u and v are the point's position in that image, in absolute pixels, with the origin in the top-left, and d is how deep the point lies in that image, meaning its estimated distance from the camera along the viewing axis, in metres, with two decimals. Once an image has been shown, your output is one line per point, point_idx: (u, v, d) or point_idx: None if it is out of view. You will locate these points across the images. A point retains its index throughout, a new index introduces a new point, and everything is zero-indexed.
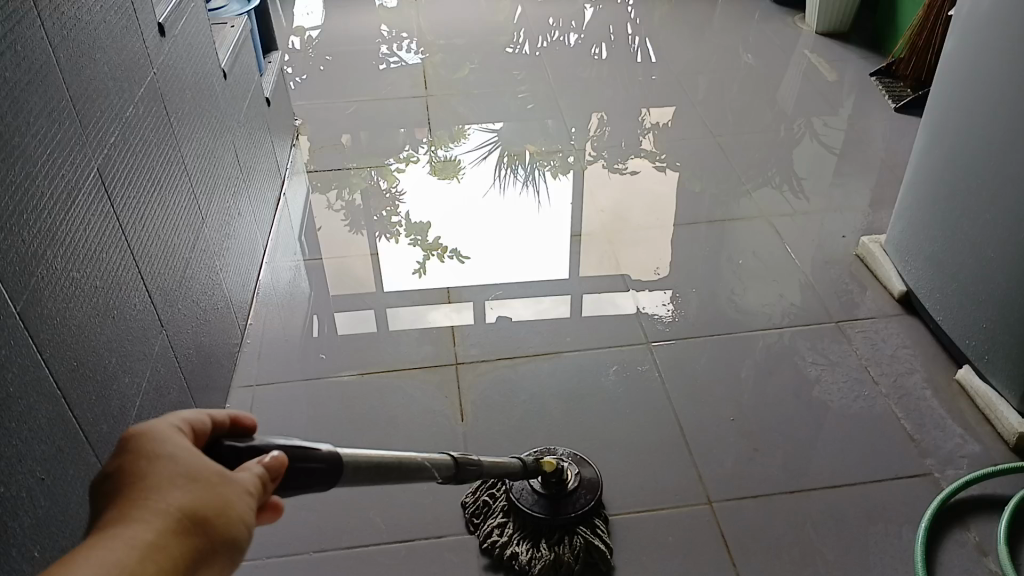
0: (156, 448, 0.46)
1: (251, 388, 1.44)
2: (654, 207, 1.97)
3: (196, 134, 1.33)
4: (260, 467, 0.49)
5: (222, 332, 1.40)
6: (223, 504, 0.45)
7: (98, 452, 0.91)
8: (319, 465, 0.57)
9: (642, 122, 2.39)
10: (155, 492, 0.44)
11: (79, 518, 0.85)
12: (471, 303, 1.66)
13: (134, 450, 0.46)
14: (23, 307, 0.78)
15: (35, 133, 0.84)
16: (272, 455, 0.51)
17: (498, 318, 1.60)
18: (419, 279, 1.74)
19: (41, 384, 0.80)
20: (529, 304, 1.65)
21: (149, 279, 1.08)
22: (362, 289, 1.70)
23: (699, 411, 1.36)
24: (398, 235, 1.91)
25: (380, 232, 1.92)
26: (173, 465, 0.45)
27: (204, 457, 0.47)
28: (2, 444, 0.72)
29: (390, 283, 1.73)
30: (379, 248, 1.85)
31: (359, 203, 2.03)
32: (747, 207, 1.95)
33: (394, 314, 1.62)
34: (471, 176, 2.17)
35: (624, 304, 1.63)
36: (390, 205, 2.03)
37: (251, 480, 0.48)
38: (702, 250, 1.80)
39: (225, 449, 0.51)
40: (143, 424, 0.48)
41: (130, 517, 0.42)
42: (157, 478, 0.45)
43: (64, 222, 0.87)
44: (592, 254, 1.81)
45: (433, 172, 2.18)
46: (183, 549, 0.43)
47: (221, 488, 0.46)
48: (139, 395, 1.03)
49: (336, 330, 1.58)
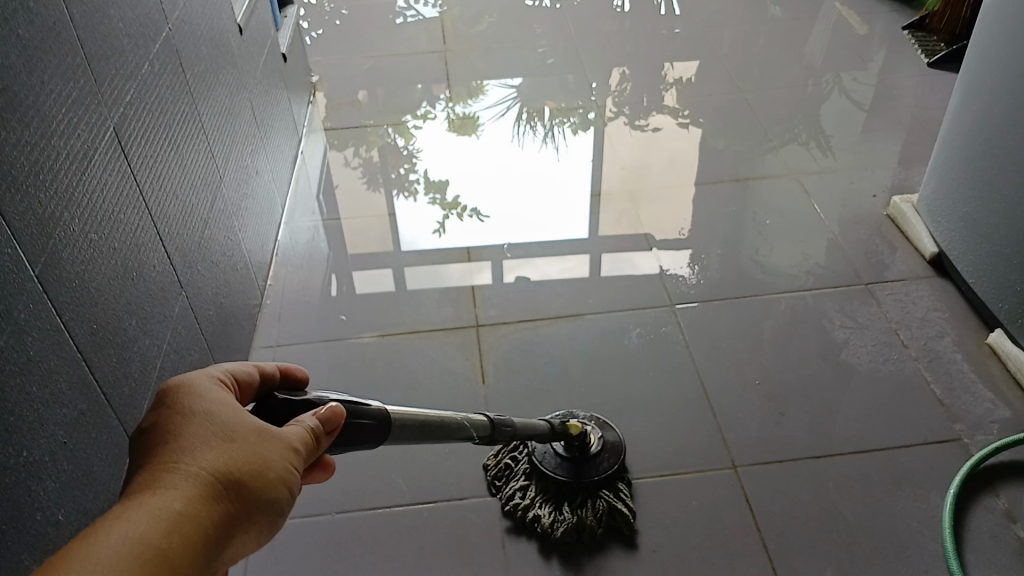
0: (192, 400, 0.47)
1: (273, 348, 1.43)
2: (678, 165, 1.93)
3: (213, 93, 1.31)
4: (314, 420, 0.49)
5: (242, 291, 1.39)
6: (262, 464, 0.45)
7: (123, 416, 0.91)
8: (370, 421, 0.56)
9: (664, 77, 2.34)
10: (186, 455, 0.44)
11: (103, 479, 0.85)
12: (492, 263, 1.64)
13: (170, 408, 0.46)
14: (42, 271, 0.77)
15: (50, 92, 0.81)
16: (329, 408, 0.51)
17: (518, 279, 1.58)
18: (440, 238, 1.72)
19: (62, 349, 0.79)
20: (550, 265, 1.62)
21: (168, 242, 1.07)
22: (381, 250, 1.68)
23: (724, 373, 1.34)
24: (417, 192, 1.88)
25: (398, 189, 1.89)
26: (206, 420, 0.46)
27: (244, 415, 0.47)
28: (23, 408, 0.72)
29: (409, 243, 1.71)
30: (396, 207, 1.82)
31: (376, 161, 2.00)
32: (773, 164, 1.91)
33: (412, 274, 1.61)
34: (489, 132, 2.13)
35: (646, 266, 1.60)
36: (407, 162, 2.00)
37: (292, 438, 0.47)
38: (727, 209, 1.76)
39: (277, 402, 0.51)
40: (184, 380, 0.49)
41: (162, 480, 0.42)
42: (192, 439, 0.45)
43: (81, 183, 0.86)
44: (613, 213, 1.77)
45: (450, 129, 2.15)
46: (215, 512, 0.42)
47: (259, 447, 0.46)
48: (161, 356, 1.02)
49: (354, 290, 1.57)
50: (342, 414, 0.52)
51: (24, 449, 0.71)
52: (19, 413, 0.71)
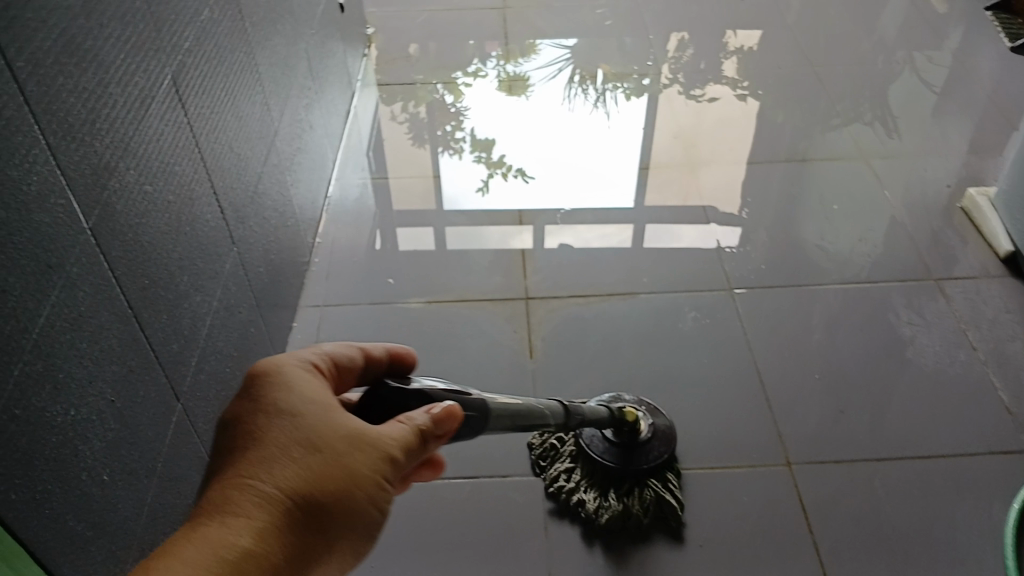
0: (286, 407, 0.57)
1: (320, 307, 1.40)
2: (732, 136, 1.86)
3: (271, 41, 1.27)
4: (422, 419, 0.59)
5: (292, 248, 1.36)
6: (346, 476, 0.55)
7: (172, 374, 0.89)
8: (473, 414, 0.64)
9: (726, 44, 2.25)
10: (274, 465, 0.54)
11: (149, 437, 0.82)
12: (532, 228, 1.60)
13: (269, 416, 0.56)
14: (95, 223, 0.74)
15: (108, 35, 0.77)
16: (441, 409, 0.60)
17: (560, 245, 1.54)
18: (483, 198, 1.68)
19: (114, 304, 0.77)
20: (590, 233, 1.58)
21: (221, 196, 1.04)
22: (424, 207, 1.65)
23: (782, 364, 1.29)
24: (462, 150, 1.84)
25: (444, 146, 1.85)
26: (300, 430, 0.56)
27: (334, 426, 0.57)
28: (72, 364, 0.69)
29: (452, 203, 1.67)
30: (441, 165, 1.78)
31: (424, 117, 1.95)
32: (841, 145, 1.82)
33: (455, 234, 1.58)
34: (540, 93, 2.07)
35: (690, 238, 1.56)
36: (455, 119, 1.95)
37: (389, 441, 0.57)
38: (790, 190, 1.69)
39: (390, 391, 0.61)
40: (292, 377, 0.60)
41: (255, 493, 0.52)
42: (284, 451, 0.55)
43: (137, 134, 0.83)
44: (662, 183, 1.72)
45: (501, 89, 2.09)
46: (292, 526, 0.53)
47: (344, 461, 0.56)
48: (210, 314, 1.00)
49: (397, 247, 1.54)
50: (458, 413, 0.61)
51: (72, 408, 0.69)
52: (68, 370, 0.69)
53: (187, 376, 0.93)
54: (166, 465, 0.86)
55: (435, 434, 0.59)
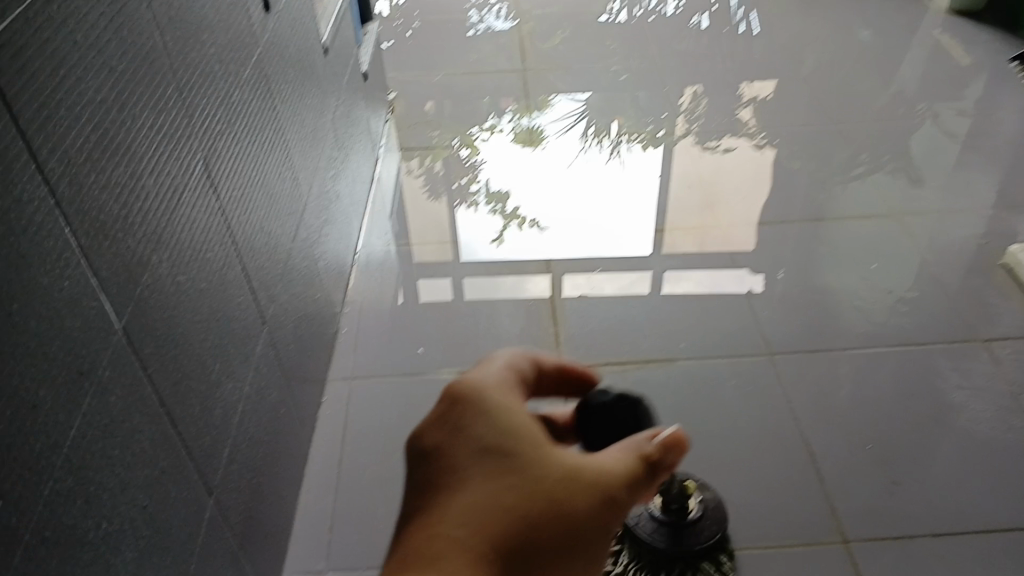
0: (495, 428, 0.63)
1: (348, 381, 1.36)
2: (753, 187, 1.85)
3: (298, 113, 1.25)
4: (651, 447, 0.65)
5: (320, 323, 1.33)
6: (559, 494, 0.60)
7: (204, 468, 0.84)
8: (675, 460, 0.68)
9: (739, 95, 2.25)
10: (488, 483, 0.60)
11: (184, 539, 0.78)
12: (551, 276, 1.61)
13: (480, 437, 0.63)
14: (127, 322, 0.71)
15: (142, 127, 0.76)
16: (666, 436, 0.66)
17: (575, 293, 1.55)
18: (497, 247, 1.69)
19: (145, 403, 0.73)
20: (604, 279, 1.59)
21: (253, 278, 1.02)
22: (441, 258, 1.67)
23: (829, 433, 1.24)
24: (477, 203, 1.85)
25: (459, 200, 1.86)
26: (518, 459, 0.62)
27: (545, 440, 0.64)
28: (103, 473, 0.65)
29: (468, 251, 1.68)
30: (457, 216, 1.80)
31: (438, 170, 1.98)
32: (871, 199, 1.79)
33: (471, 283, 1.59)
34: (554, 144, 2.07)
35: (706, 283, 1.56)
36: (469, 173, 1.96)
37: (611, 470, 0.63)
38: (821, 247, 1.65)
39: (598, 407, 0.72)
40: (491, 393, 0.67)
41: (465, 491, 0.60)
42: (493, 468, 0.61)
43: (170, 224, 0.81)
44: (678, 229, 1.72)
45: (515, 139, 2.10)
46: (511, 539, 0.58)
47: (560, 480, 0.61)
48: (242, 400, 0.96)
49: (417, 298, 1.55)
50: (684, 439, 0.66)
51: (102, 520, 0.65)
52: (98, 479, 0.65)
53: (220, 467, 0.89)
54: (201, 567, 0.81)
55: (665, 461, 0.65)
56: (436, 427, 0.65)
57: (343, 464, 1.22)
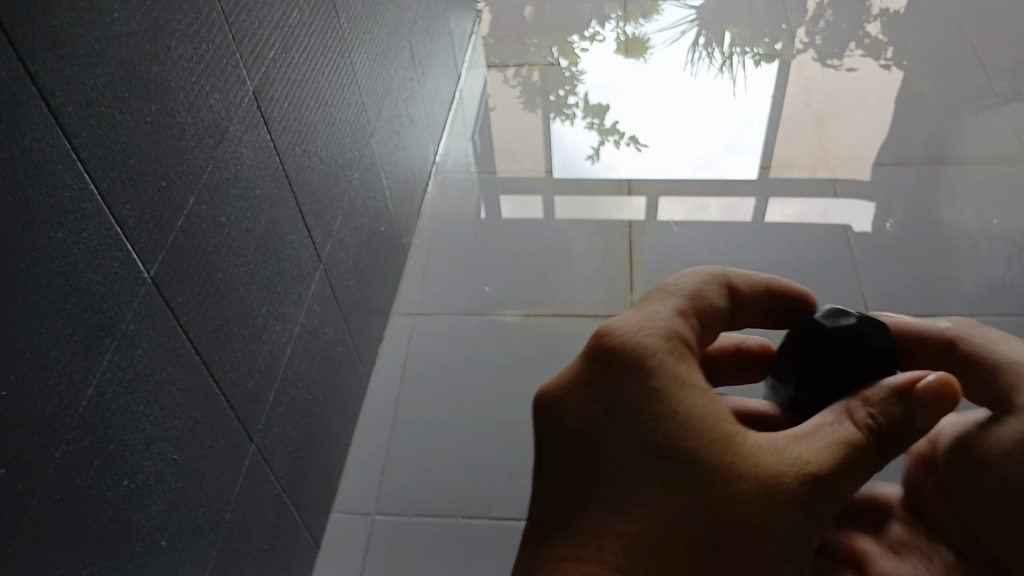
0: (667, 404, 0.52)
1: (411, 316, 1.33)
2: (875, 113, 1.68)
3: (369, 32, 1.18)
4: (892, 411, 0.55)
5: (387, 252, 1.29)
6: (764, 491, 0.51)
7: (245, 413, 0.83)
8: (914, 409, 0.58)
9: (869, 7, 2.01)
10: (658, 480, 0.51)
11: (217, 488, 0.78)
12: (647, 197, 1.53)
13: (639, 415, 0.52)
14: (158, 271, 0.68)
15: (180, 60, 0.70)
16: (926, 387, 0.54)
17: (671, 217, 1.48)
18: (592, 165, 1.62)
19: (177, 355, 0.71)
20: (711, 199, 1.52)
21: (308, 213, 0.98)
22: (533, 173, 1.61)
23: None
24: (574, 116, 1.76)
25: (555, 112, 1.78)
26: (703, 444, 0.51)
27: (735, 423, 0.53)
28: (126, 431, 0.65)
29: (561, 168, 1.62)
30: (553, 129, 1.73)
31: (536, 80, 1.88)
32: (1009, 137, 1.58)
33: (563, 202, 1.53)
34: (660, 56, 1.93)
35: (815, 215, 1.46)
36: (567, 85, 1.86)
37: (831, 447, 0.53)
38: (941, 193, 1.48)
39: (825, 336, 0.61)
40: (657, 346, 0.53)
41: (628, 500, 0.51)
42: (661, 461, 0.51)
43: (212, 164, 0.76)
44: (790, 152, 1.61)
45: (619, 52, 1.96)
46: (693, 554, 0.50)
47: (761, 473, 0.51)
48: (292, 340, 0.94)
49: (501, 213, 1.52)
50: (948, 393, 0.54)
51: (124, 478, 0.65)
52: (121, 438, 0.64)
53: (264, 412, 0.87)
54: (237, 513, 0.82)
55: (904, 425, 0.55)
56: (582, 393, 0.54)
57: (400, 402, 1.20)
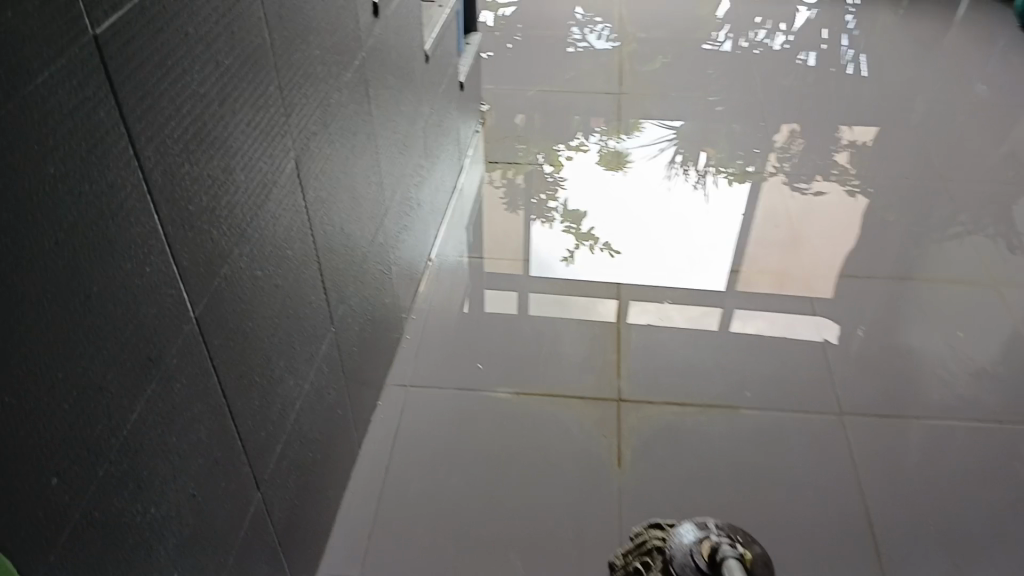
0: None
1: (405, 387, 1.37)
2: (840, 234, 1.80)
3: (391, 119, 1.27)
4: None
5: (386, 326, 1.34)
6: None
7: (255, 461, 0.86)
8: None
9: (840, 137, 2.19)
10: None
11: (225, 531, 0.80)
12: (618, 301, 1.59)
13: None
14: (202, 312, 0.73)
15: (240, 123, 0.77)
16: None
17: (642, 325, 1.52)
18: (567, 267, 1.68)
19: (208, 395, 0.75)
20: (674, 309, 1.57)
21: (327, 279, 1.03)
22: (511, 272, 1.66)
23: (894, 504, 1.19)
24: (553, 219, 1.85)
25: (535, 214, 1.87)
26: None
27: None
28: (159, 460, 0.67)
29: (538, 270, 1.68)
30: (532, 231, 1.81)
31: (520, 185, 1.98)
32: (964, 260, 1.71)
33: (536, 301, 1.58)
34: (639, 169, 2.06)
35: (775, 329, 1.52)
36: (549, 190, 1.97)
37: None
38: (905, 305, 1.59)
39: None
40: None
41: None
42: None
43: (254, 220, 0.82)
44: (758, 268, 1.69)
45: (600, 162, 2.08)
46: None
47: None
48: (302, 397, 0.98)
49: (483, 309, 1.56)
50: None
51: (153, 506, 0.67)
52: (155, 467, 0.67)
53: (270, 464, 0.90)
54: (239, 561, 0.83)
55: None
56: None
57: (390, 471, 1.22)
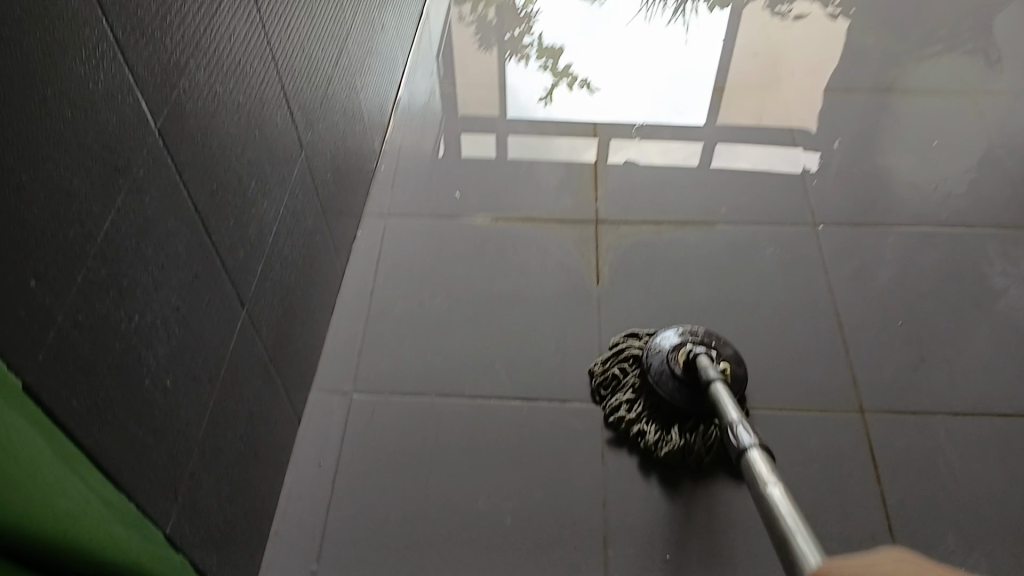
0: None
1: (384, 217, 1.37)
2: (821, 58, 1.75)
3: None
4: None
5: (358, 156, 1.33)
6: None
7: (236, 280, 0.87)
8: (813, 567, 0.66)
9: None
10: None
11: (212, 345, 0.81)
12: (597, 140, 1.55)
13: None
14: (163, 123, 0.71)
15: None
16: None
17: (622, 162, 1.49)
18: (544, 107, 1.63)
19: (180, 210, 0.74)
20: (654, 147, 1.53)
21: (292, 100, 1.00)
22: (486, 114, 1.61)
23: (862, 305, 1.23)
24: (529, 57, 1.78)
25: (510, 52, 1.80)
26: None
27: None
28: (138, 271, 0.68)
29: (514, 109, 1.62)
30: (507, 70, 1.73)
31: (491, 19, 1.89)
32: (942, 73, 1.69)
33: (514, 142, 1.54)
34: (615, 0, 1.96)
35: (759, 160, 1.49)
36: (521, 25, 1.88)
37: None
38: (880, 118, 1.58)
39: None
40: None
41: None
42: None
43: (209, 30, 0.78)
44: (738, 99, 1.65)
45: None
46: None
47: None
48: (277, 221, 0.97)
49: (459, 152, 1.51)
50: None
51: (136, 315, 0.68)
52: (134, 278, 0.67)
53: (252, 284, 0.91)
54: (230, 374, 0.86)
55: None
56: None
57: (373, 297, 1.25)
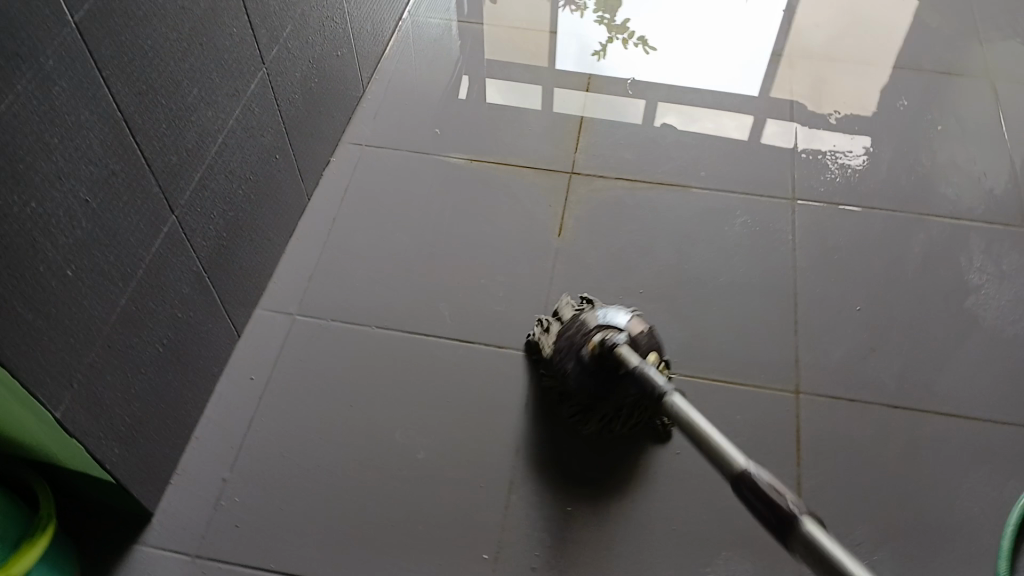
0: None
1: (361, 146, 1.38)
2: (886, 36, 1.66)
3: None
4: None
5: (338, 81, 1.33)
6: None
7: (165, 184, 0.89)
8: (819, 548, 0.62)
9: None
10: None
11: (129, 243, 0.84)
12: (645, 101, 1.50)
13: None
14: (82, 18, 0.72)
15: None
16: None
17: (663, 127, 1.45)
18: (596, 62, 1.58)
19: (97, 105, 0.76)
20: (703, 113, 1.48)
21: (253, 13, 1.01)
22: (535, 62, 1.57)
23: (823, 287, 1.20)
24: (584, 7, 1.73)
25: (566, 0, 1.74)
26: None
27: None
28: (40, 160, 0.69)
29: (563, 62, 1.58)
30: (560, 19, 1.68)
31: None
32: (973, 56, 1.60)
33: (560, 96, 1.50)
34: None
35: (811, 142, 1.43)
36: None
37: None
38: (895, 98, 1.51)
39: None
40: None
41: None
42: None
43: None
44: (795, 73, 1.57)
45: None
46: None
47: None
48: (224, 132, 0.99)
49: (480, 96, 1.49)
50: None
51: (33, 202, 0.70)
52: (33, 165, 0.69)
53: (187, 191, 0.93)
54: (149, 275, 0.88)
55: None
56: None
57: (336, 223, 1.26)
